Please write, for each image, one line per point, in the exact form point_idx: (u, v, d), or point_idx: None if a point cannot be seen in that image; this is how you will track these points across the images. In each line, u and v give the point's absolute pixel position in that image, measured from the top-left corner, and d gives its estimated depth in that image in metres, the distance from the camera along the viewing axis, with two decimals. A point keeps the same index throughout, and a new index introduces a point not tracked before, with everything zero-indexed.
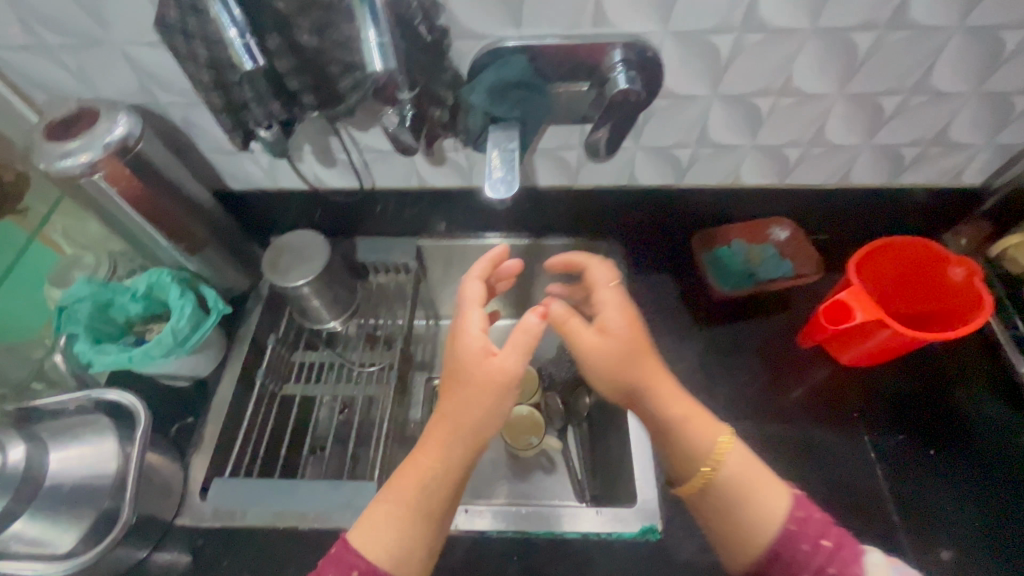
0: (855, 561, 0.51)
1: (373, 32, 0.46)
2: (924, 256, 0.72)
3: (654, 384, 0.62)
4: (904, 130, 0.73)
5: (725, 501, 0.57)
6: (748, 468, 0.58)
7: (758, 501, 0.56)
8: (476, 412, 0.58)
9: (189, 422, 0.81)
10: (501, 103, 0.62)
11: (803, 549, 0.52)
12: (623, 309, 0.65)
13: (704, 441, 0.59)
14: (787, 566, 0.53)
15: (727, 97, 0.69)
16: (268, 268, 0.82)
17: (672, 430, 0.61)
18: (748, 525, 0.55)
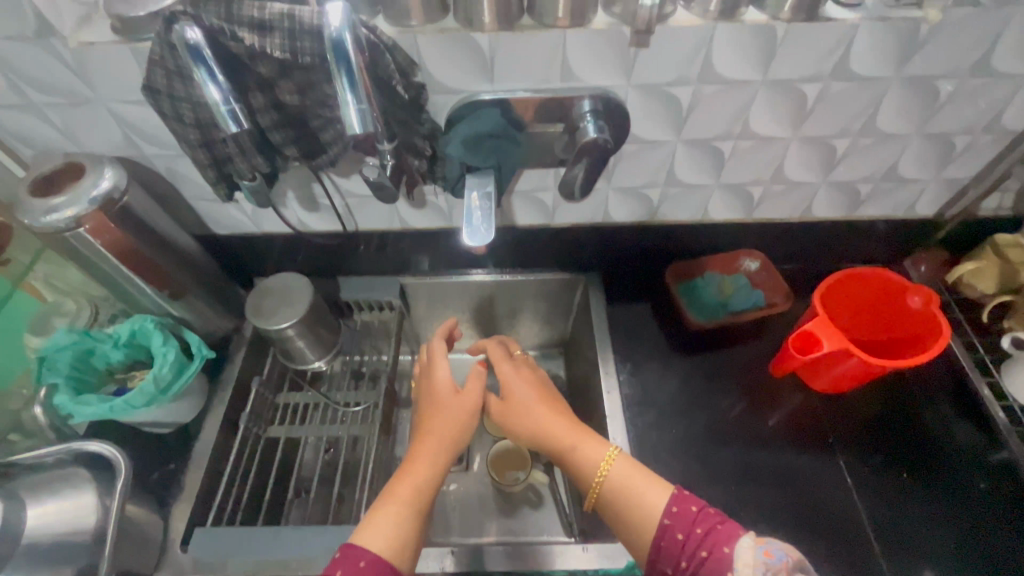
0: (727, 541, 0.56)
1: (352, 98, 0.48)
2: (883, 285, 0.76)
3: (544, 426, 0.73)
4: (857, 168, 0.78)
5: (615, 507, 0.65)
6: (631, 472, 0.66)
7: (640, 501, 0.63)
8: (444, 432, 0.71)
9: (170, 471, 0.80)
10: (477, 154, 0.65)
11: (678, 538, 0.59)
12: (518, 372, 0.80)
13: (589, 460, 0.69)
14: (669, 556, 0.59)
15: (690, 142, 0.73)
16: (251, 312, 0.84)
17: (569, 460, 0.71)
18: (637, 524, 0.62)
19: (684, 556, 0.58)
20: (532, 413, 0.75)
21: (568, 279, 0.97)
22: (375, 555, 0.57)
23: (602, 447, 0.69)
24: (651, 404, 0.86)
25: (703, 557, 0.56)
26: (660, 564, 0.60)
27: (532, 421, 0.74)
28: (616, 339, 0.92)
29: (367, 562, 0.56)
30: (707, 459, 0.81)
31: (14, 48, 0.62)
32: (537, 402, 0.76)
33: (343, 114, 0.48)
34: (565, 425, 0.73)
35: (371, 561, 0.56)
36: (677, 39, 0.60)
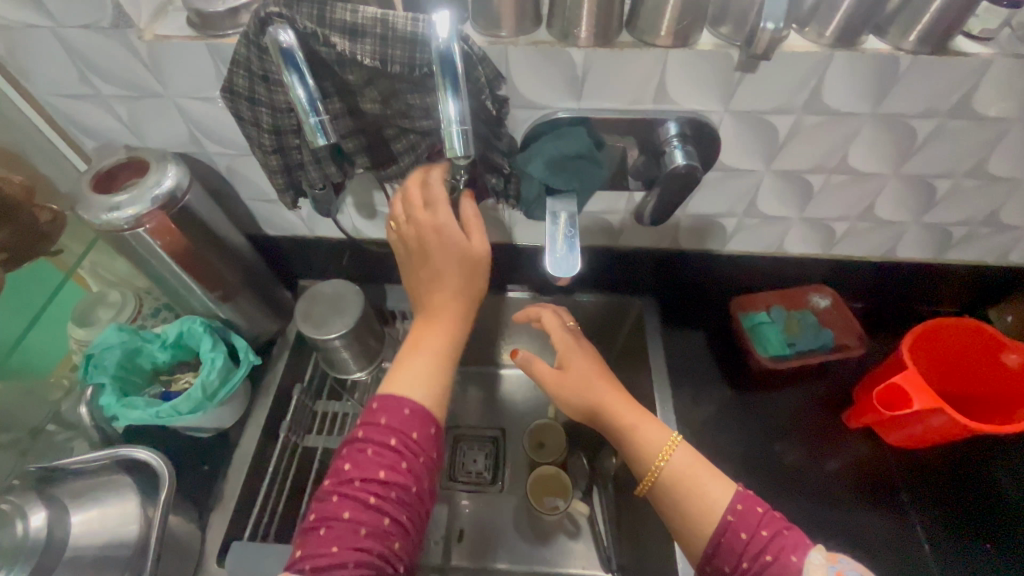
0: (794, 551, 0.52)
1: (456, 122, 0.47)
2: (975, 337, 0.71)
3: (604, 406, 0.68)
4: (953, 212, 0.73)
5: (671, 495, 0.60)
6: (691, 466, 0.61)
7: (701, 497, 0.58)
8: (455, 285, 0.57)
9: (209, 477, 0.78)
10: (560, 175, 0.60)
11: (742, 537, 0.54)
12: (577, 345, 0.74)
13: (654, 441, 0.64)
14: (727, 553, 0.54)
15: (779, 173, 0.69)
16: (301, 318, 0.82)
17: (631, 433, 0.65)
18: (696, 514, 0.58)
19: (745, 558, 0.53)
20: (592, 387, 0.69)
21: (622, 301, 0.92)
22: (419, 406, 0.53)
23: (662, 433, 0.64)
24: (707, 444, 0.82)
25: (766, 561, 0.52)
26: (717, 560, 0.55)
27: (582, 400, 0.69)
28: (671, 371, 0.88)
29: (412, 412, 0.53)
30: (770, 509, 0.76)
31: (89, 39, 0.60)
32: (599, 377, 0.70)
33: (448, 139, 0.47)
34: (623, 402, 0.68)
35: (416, 410, 0.53)
36: (789, 65, 0.56)
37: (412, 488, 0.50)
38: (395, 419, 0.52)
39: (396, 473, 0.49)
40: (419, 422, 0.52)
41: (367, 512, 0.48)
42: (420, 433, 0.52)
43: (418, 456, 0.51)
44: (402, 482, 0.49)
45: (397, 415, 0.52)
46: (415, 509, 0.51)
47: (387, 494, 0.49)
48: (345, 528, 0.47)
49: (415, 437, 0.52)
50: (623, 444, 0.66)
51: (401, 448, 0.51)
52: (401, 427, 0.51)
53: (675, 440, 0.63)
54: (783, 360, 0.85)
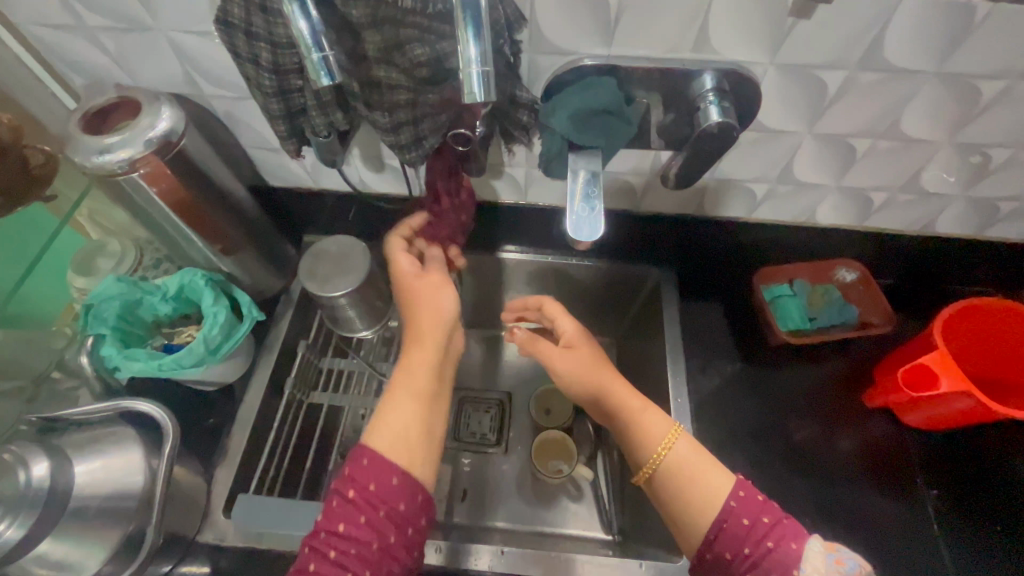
0: (795, 538, 0.51)
1: (476, 62, 0.42)
2: (1003, 319, 0.68)
3: (606, 388, 0.66)
4: (1004, 185, 0.67)
5: (672, 484, 0.58)
6: (692, 457, 0.59)
7: (702, 488, 0.56)
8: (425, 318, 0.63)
9: (211, 430, 0.78)
10: (584, 132, 0.55)
11: (744, 523, 0.52)
12: (579, 330, 0.72)
13: (655, 430, 0.61)
14: (730, 539, 0.52)
15: (820, 136, 0.63)
16: (304, 276, 0.78)
17: (633, 423, 0.63)
18: (700, 501, 0.56)
19: (748, 544, 0.52)
20: (597, 371, 0.67)
21: (639, 269, 0.87)
22: (378, 453, 0.52)
23: (665, 424, 0.62)
24: (717, 418, 0.81)
25: (767, 548, 0.51)
26: (718, 545, 0.53)
27: (586, 376, 0.67)
28: (684, 342, 0.86)
29: (370, 462, 0.52)
30: (777, 484, 0.76)
31: None
32: (603, 363, 0.68)
33: (466, 80, 0.43)
34: (627, 389, 0.65)
35: (372, 460, 0.51)
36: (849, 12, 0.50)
37: (373, 544, 0.49)
38: (355, 471, 0.51)
39: (356, 528, 0.49)
40: (378, 471, 0.51)
41: (330, 566, 0.47)
42: (379, 484, 0.51)
43: (376, 509, 0.49)
44: (360, 536, 0.48)
45: (357, 466, 0.52)
46: (381, 565, 0.48)
47: (347, 548, 0.48)
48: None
49: (374, 489, 0.50)
50: (624, 430, 0.64)
51: (359, 502, 0.50)
52: (360, 478, 0.51)
53: (677, 430, 0.61)
54: (803, 333, 0.82)
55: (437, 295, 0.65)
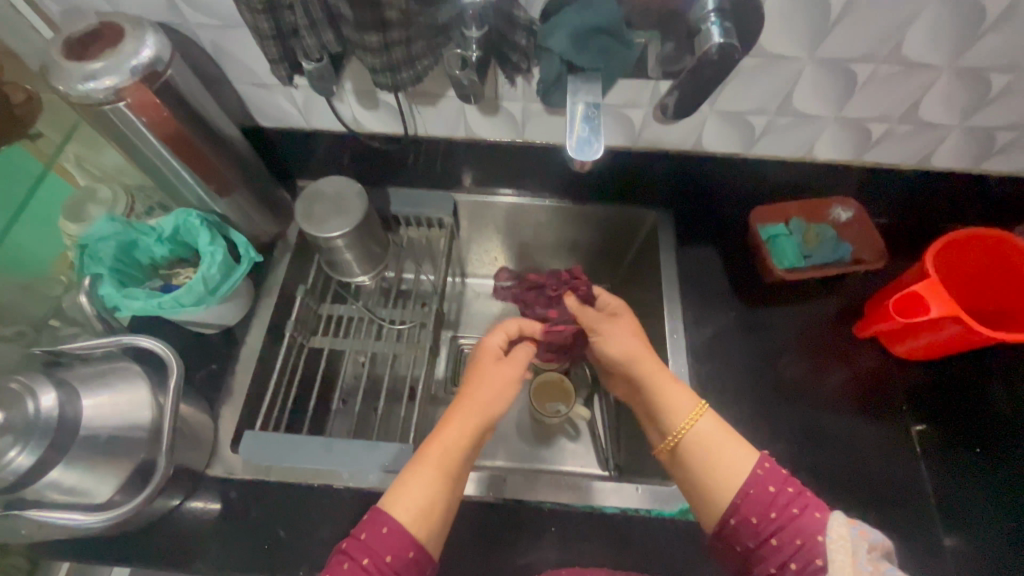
0: (818, 509, 0.52)
1: None
2: (995, 248, 0.69)
3: (637, 357, 0.67)
4: (1005, 113, 0.67)
5: (699, 456, 0.59)
6: (718, 435, 0.60)
7: (727, 461, 0.58)
8: (481, 395, 0.65)
9: (214, 371, 0.79)
10: (584, 53, 0.54)
11: (770, 490, 0.54)
12: (628, 324, 0.72)
13: (681, 403, 0.63)
14: (755, 503, 0.54)
15: (821, 62, 0.62)
16: (300, 216, 0.78)
17: (660, 396, 0.64)
18: (724, 470, 0.57)
19: (774, 509, 0.53)
20: (628, 337, 0.70)
21: (635, 212, 0.91)
22: (399, 526, 0.54)
23: (690, 401, 0.63)
24: (713, 356, 0.83)
25: (792, 514, 0.52)
26: (743, 510, 0.54)
27: (619, 349, 0.69)
28: (680, 282, 0.87)
29: (390, 531, 0.54)
30: (766, 412, 0.79)
31: None
32: (645, 348, 0.68)
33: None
34: (654, 364, 0.66)
35: (394, 531, 0.54)
36: None
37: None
38: (372, 538, 0.53)
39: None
40: (396, 542, 0.53)
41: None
42: (396, 556, 0.53)
43: None
44: None
45: (376, 533, 0.53)
46: None
47: None
48: None
49: (389, 559, 0.52)
50: (650, 399, 0.65)
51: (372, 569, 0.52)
52: (376, 546, 0.53)
53: (701, 408, 0.62)
54: (798, 271, 0.82)
55: (500, 389, 0.66)
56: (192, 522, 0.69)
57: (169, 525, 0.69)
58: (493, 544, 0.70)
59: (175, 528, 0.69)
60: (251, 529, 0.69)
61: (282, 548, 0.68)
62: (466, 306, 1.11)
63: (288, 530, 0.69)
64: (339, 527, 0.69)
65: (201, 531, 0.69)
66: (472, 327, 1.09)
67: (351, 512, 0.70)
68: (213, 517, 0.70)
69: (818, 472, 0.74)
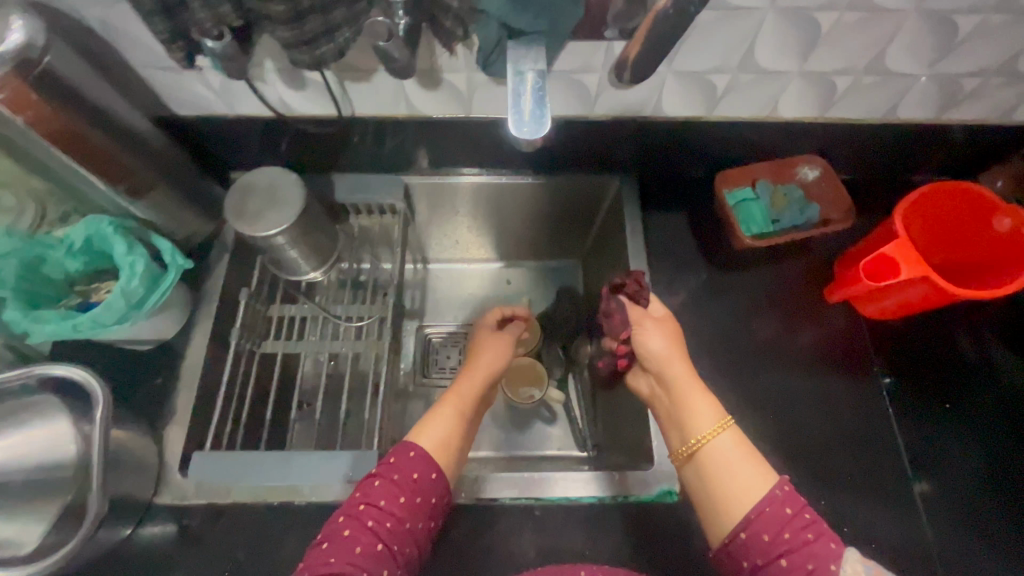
0: (832, 540, 0.50)
1: None
2: (970, 203, 0.67)
3: (670, 361, 0.64)
4: (970, 58, 0.64)
5: (713, 467, 0.56)
6: (736, 451, 0.56)
7: (743, 477, 0.54)
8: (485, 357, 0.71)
9: (156, 388, 0.73)
10: (525, 11, 0.47)
11: (787, 512, 0.52)
12: (670, 328, 0.67)
13: (707, 415, 0.59)
14: (771, 521, 0.51)
15: (782, 12, 0.58)
16: (231, 214, 0.70)
17: (684, 403, 0.61)
18: (743, 485, 0.54)
19: (789, 529, 0.51)
20: (678, 342, 0.65)
21: (598, 181, 0.86)
22: (423, 453, 0.58)
23: (714, 412, 0.59)
24: (686, 330, 0.80)
25: (807, 538, 0.50)
26: (755, 526, 0.51)
27: (660, 347, 0.64)
28: (648, 254, 0.84)
29: (416, 455, 0.57)
30: (740, 383, 0.77)
31: None
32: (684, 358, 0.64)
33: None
34: (687, 372, 0.63)
35: (421, 456, 0.57)
36: None
37: (407, 525, 0.54)
38: (400, 459, 0.57)
39: (396, 506, 0.54)
40: (422, 465, 0.57)
41: (365, 533, 0.53)
42: (421, 477, 0.56)
43: (415, 495, 0.55)
44: (396, 514, 0.54)
45: (404, 457, 0.57)
46: (405, 546, 0.54)
47: (383, 523, 0.53)
48: (344, 546, 0.52)
49: (416, 479, 0.56)
50: (675, 405, 0.62)
51: (403, 484, 0.55)
52: (407, 467, 0.56)
53: (725, 423, 0.58)
54: (766, 236, 0.79)
55: (500, 353, 0.73)
56: (144, 551, 0.65)
57: (119, 558, 0.64)
58: (469, 545, 0.67)
59: (126, 560, 0.64)
60: (210, 554, 0.65)
61: (245, 571, 0.64)
62: (430, 292, 1.07)
63: (250, 551, 0.65)
64: (304, 543, 0.66)
65: (155, 560, 0.64)
66: (438, 315, 1.05)
67: (316, 526, 0.66)
68: (167, 545, 0.65)
69: (789, 441, 0.74)
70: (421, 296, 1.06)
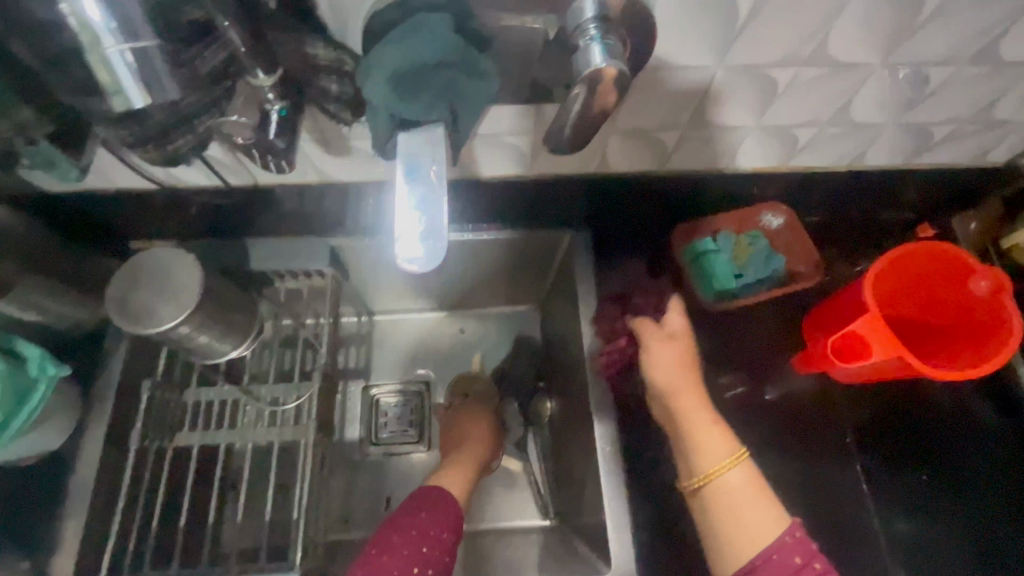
0: None
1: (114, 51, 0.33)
2: (944, 265, 0.61)
3: (677, 392, 0.62)
4: (941, 109, 0.58)
5: (722, 510, 0.56)
6: (748, 488, 0.56)
7: (755, 520, 0.54)
8: (478, 428, 0.85)
9: (43, 507, 0.64)
10: (413, 101, 0.39)
11: (795, 560, 0.52)
12: (676, 350, 0.64)
13: (716, 451, 0.58)
14: (779, 568, 0.52)
15: (732, 70, 0.50)
16: (115, 311, 0.60)
17: (689, 434, 0.59)
18: (753, 529, 0.54)
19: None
20: (681, 366, 0.63)
21: (550, 236, 0.77)
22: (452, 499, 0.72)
23: (728, 447, 0.58)
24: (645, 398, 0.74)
25: None
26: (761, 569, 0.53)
27: (672, 378, 0.62)
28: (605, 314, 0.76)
29: (449, 501, 0.71)
30: None
31: None
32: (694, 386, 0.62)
33: (107, 70, 0.33)
34: (698, 403, 0.61)
35: (452, 505, 0.71)
36: None
37: (445, 558, 0.66)
38: (438, 501, 0.70)
39: (436, 539, 0.66)
40: (452, 511, 0.70)
41: (417, 555, 0.64)
42: (450, 520, 0.69)
43: (450, 534, 0.68)
44: (438, 546, 0.66)
45: (441, 501, 0.70)
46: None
47: (430, 549, 0.65)
48: (401, 561, 0.63)
49: (450, 520, 0.69)
50: (680, 437, 0.61)
51: (444, 524, 0.68)
52: (445, 508, 0.70)
53: (737, 458, 0.57)
54: (725, 295, 0.73)
55: (486, 422, 0.87)
56: None
57: None
58: None
59: None
60: None
61: None
62: (380, 347, 0.96)
63: None
64: None
65: None
66: (386, 372, 0.95)
67: None
68: None
69: None
70: (366, 353, 0.95)
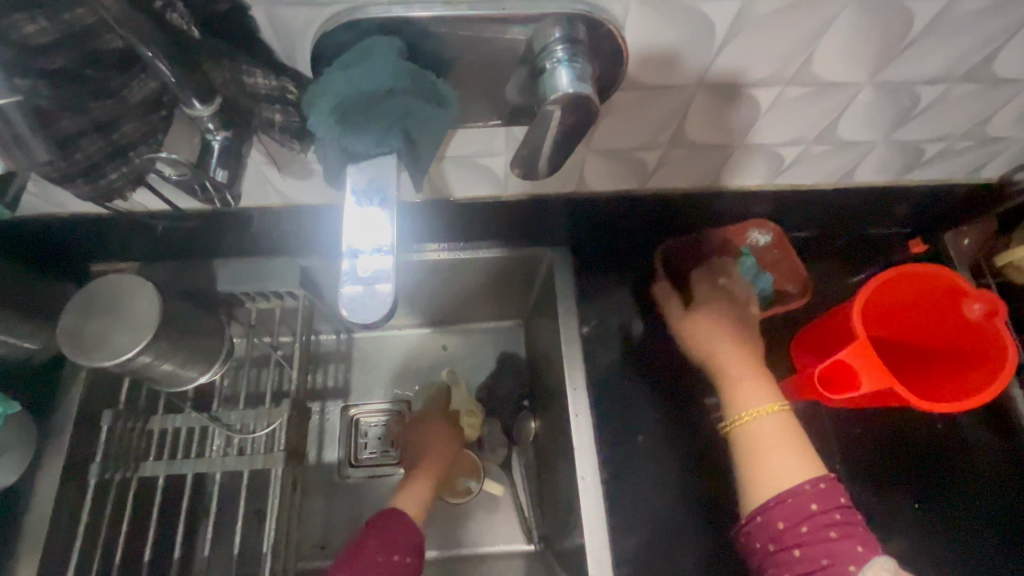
0: (861, 541, 0.49)
1: None
2: (936, 289, 0.59)
3: (718, 344, 0.63)
4: (933, 126, 0.55)
5: (746, 451, 0.56)
6: (778, 435, 0.56)
7: (780, 461, 0.54)
8: (442, 437, 0.83)
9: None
10: (360, 133, 0.38)
11: (812, 507, 0.51)
12: (726, 304, 0.65)
13: (748, 397, 0.58)
14: (792, 511, 0.51)
15: (714, 88, 0.48)
16: (66, 341, 0.57)
17: (726, 381, 0.61)
18: (774, 470, 0.54)
19: (809, 523, 0.51)
20: (728, 317, 0.64)
21: (528, 254, 0.72)
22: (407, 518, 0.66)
23: (764, 394, 0.58)
24: (624, 423, 0.70)
25: (829, 535, 0.50)
26: (773, 513, 0.52)
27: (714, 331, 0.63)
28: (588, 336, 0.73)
29: (403, 520, 0.65)
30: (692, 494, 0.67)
31: None
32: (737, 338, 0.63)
33: None
34: (740, 355, 0.62)
35: (408, 525, 0.65)
36: None
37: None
38: (389, 522, 0.65)
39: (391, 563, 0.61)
40: (407, 528, 0.65)
41: None
42: (407, 538, 0.64)
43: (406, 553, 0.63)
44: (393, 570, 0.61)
45: (392, 521, 0.65)
46: None
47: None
48: None
49: (405, 538, 0.64)
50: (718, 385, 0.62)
51: (396, 544, 0.63)
52: (399, 529, 0.64)
53: (771, 406, 0.57)
54: None
55: (449, 434, 0.84)
56: None
57: None
58: None
59: None
60: None
61: None
62: (359, 365, 0.93)
63: None
64: None
65: None
66: (367, 392, 0.91)
67: None
68: None
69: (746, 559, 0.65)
70: (344, 372, 0.91)
